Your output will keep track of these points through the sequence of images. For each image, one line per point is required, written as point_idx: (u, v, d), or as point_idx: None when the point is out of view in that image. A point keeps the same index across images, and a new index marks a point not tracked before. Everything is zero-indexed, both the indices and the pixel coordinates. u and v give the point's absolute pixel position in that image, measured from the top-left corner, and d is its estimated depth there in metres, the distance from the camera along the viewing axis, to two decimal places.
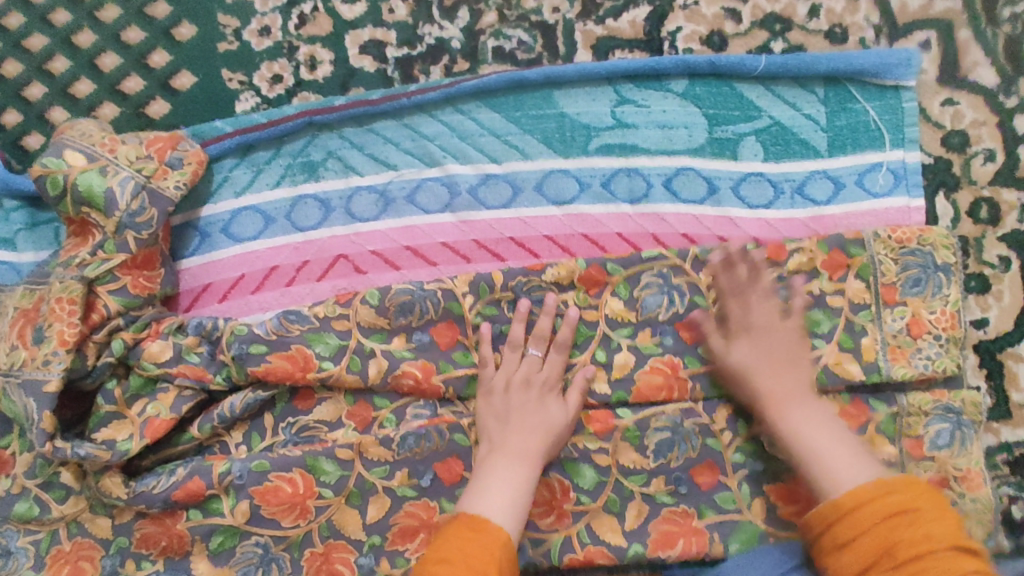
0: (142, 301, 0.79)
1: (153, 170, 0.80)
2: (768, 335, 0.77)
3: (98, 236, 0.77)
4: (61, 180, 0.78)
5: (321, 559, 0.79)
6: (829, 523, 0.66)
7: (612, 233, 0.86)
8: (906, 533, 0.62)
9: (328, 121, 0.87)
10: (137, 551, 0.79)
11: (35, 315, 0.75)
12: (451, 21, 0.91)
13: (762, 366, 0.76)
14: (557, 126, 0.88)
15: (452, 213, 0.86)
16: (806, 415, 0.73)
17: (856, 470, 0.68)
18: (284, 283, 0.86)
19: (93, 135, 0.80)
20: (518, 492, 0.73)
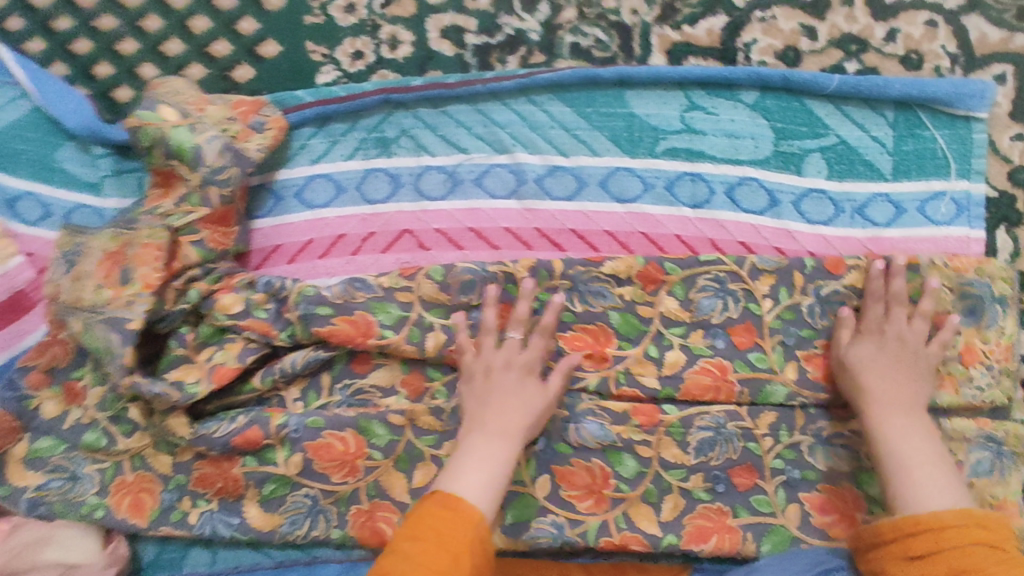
0: (217, 255, 0.83)
1: (237, 132, 0.84)
2: (888, 346, 0.80)
3: (182, 189, 0.81)
4: (153, 132, 0.80)
5: (365, 516, 0.83)
6: (909, 533, 0.69)
7: (671, 235, 0.88)
8: (988, 563, 0.66)
9: (404, 100, 0.90)
10: (194, 489, 0.84)
11: (121, 258, 0.78)
12: (530, 14, 0.92)
13: (879, 367, 0.79)
14: (626, 125, 0.90)
15: (518, 200, 0.89)
16: (909, 429, 0.76)
17: (942, 493, 0.72)
18: (350, 251, 0.89)
19: (182, 94, 0.84)
20: (501, 471, 0.76)
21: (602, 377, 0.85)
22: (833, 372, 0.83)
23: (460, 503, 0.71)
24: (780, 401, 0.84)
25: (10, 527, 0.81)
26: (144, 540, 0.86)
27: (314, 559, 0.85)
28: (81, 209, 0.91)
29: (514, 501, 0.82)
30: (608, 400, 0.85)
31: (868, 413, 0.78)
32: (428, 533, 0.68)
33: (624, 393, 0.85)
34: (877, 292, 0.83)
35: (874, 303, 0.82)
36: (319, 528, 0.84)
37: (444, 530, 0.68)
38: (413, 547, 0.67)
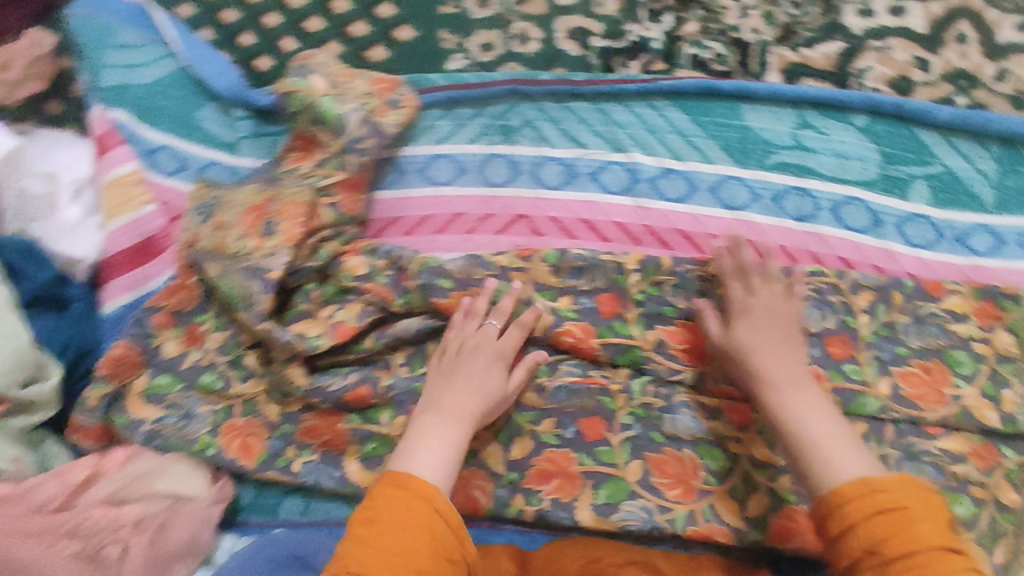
0: (348, 219, 0.87)
1: (376, 105, 0.88)
2: (761, 327, 0.82)
3: (322, 154, 0.86)
4: (303, 99, 0.86)
5: (461, 482, 0.87)
6: (821, 515, 0.67)
7: (775, 244, 0.92)
8: (898, 531, 0.63)
9: (531, 93, 0.96)
10: (300, 439, 0.88)
11: (264, 211, 0.84)
12: (655, 23, 0.97)
13: (758, 346, 0.80)
14: (739, 136, 0.94)
15: (631, 198, 0.94)
16: (804, 400, 0.75)
17: (850, 461, 0.69)
18: (466, 230, 0.93)
19: (329, 66, 0.89)
20: (447, 448, 0.75)
21: (700, 372, 0.88)
22: (728, 362, 0.83)
23: (416, 487, 0.69)
24: (873, 412, 0.85)
25: (126, 455, 0.85)
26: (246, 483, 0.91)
27: None
28: (213, 166, 0.97)
29: (607, 483, 0.85)
30: (704, 395, 0.88)
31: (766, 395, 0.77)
32: (383, 525, 0.66)
33: (720, 390, 0.88)
34: (731, 270, 0.86)
35: (733, 283, 0.86)
36: None
37: (403, 513, 0.67)
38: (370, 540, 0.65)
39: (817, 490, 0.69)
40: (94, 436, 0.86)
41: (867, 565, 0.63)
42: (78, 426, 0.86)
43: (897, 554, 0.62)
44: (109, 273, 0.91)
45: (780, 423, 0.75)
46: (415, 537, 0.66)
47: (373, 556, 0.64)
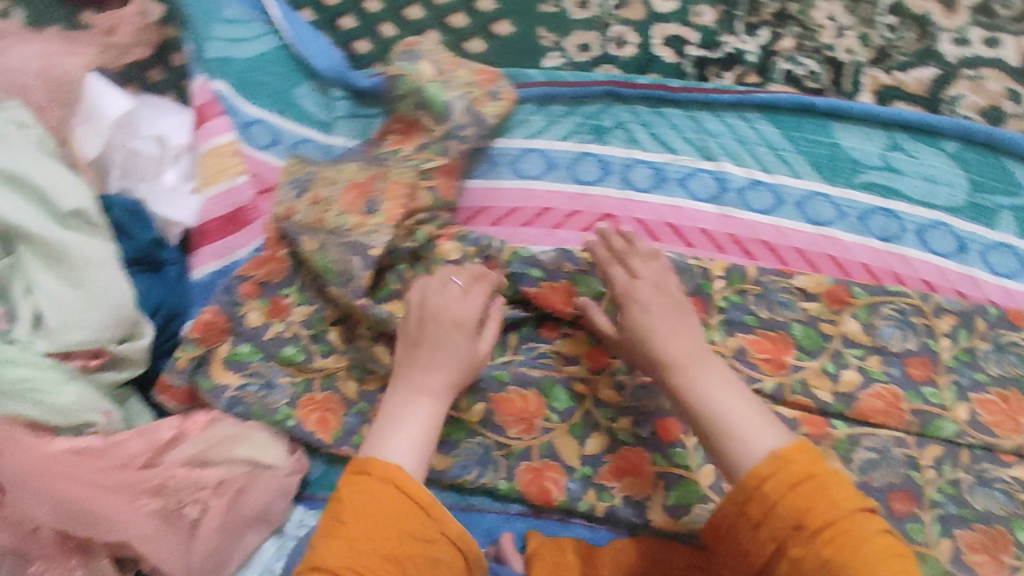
0: (444, 205, 0.88)
1: (478, 94, 0.89)
2: (655, 308, 0.81)
3: (423, 138, 0.88)
4: (411, 82, 0.88)
5: (534, 473, 0.88)
6: (738, 499, 0.67)
7: (859, 262, 0.92)
8: (814, 501, 0.63)
9: (626, 96, 0.97)
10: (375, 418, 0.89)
11: (368, 188, 0.86)
12: (751, 37, 0.98)
13: (665, 330, 0.79)
14: (829, 154, 0.95)
15: (717, 206, 0.95)
16: (714, 378, 0.75)
17: (762, 435, 0.70)
18: (553, 225, 0.95)
19: (436, 53, 0.90)
20: (424, 426, 0.74)
21: (778, 382, 0.88)
22: (621, 343, 0.83)
23: (383, 472, 0.68)
24: (948, 436, 0.86)
25: (208, 419, 0.86)
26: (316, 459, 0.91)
27: (469, 506, 0.90)
28: (307, 143, 0.99)
29: (680, 485, 0.85)
30: (781, 406, 0.88)
31: (675, 377, 0.76)
32: (350, 516, 0.66)
33: (796, 402, 0.88)
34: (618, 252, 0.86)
35: (614, 267, 0.86)
36: (487, 477, 0.88)
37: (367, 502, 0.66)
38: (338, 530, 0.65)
39: (735, 472, 0.69)
40: (181, 398, 0.88)
41: (794, 541, 0.63)
42: (168, 386, 0.87)
43: (820, 524, 0.62)
44: (201, 240, 0.92)
45: (691, 405, 0.74)
46: (386, 525, 0.65)
47: (341, 545, 0.64)
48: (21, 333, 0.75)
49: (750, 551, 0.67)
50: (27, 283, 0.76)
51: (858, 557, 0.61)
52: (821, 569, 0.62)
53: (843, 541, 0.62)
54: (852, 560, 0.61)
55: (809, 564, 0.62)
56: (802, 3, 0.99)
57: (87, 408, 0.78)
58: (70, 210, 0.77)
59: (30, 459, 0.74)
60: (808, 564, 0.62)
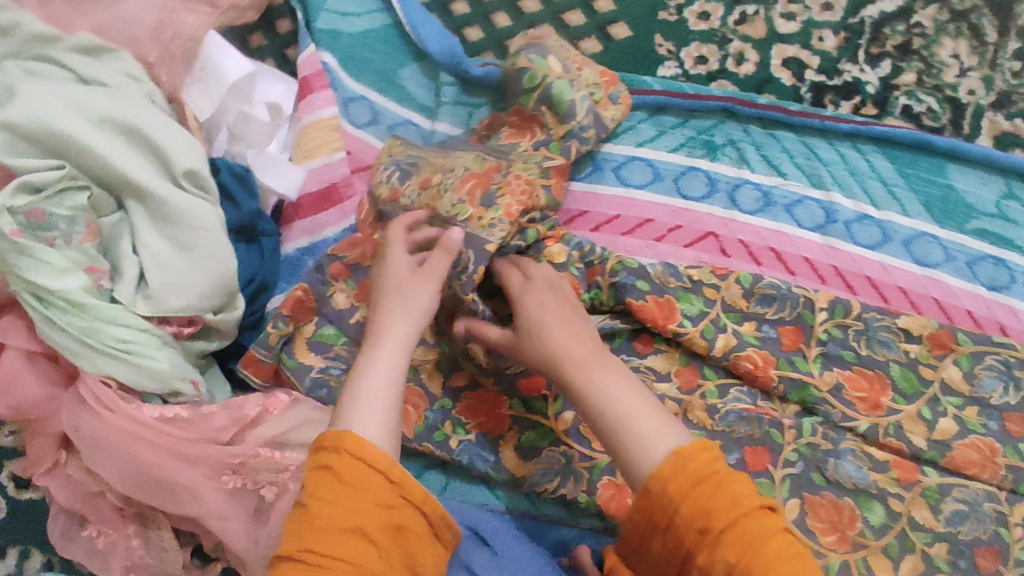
0: (557, 206, 0.87)
1: (599, 97, 0.88)
2: (551, 304, 0.72)
3: (542, 136, 0.86)
4: (539, 77, 0.85)
5: (614, 489, 0.85)
6: (640, 508, 0.58)
7: (962, 308, 0.90)
8: (716, 501, 0.56)
9: (741, 114, 0.96)
10: (458, 416, 0.89)
11: (488, 180, 0.82)
12: (872, 67, 0.96)
13: (554, 324, 0.69)
14: (942, 195, 0.93)
15: (822, 235, 0.93)
16: (606, 377, 0.65)
17: (661, 438, 0.60)
18: (654, 237, 0.93)
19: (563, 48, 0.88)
20: (392, 387, 0.66)
21: (872, 423, 0.87)
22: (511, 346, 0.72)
23: (355, 449, 0.60)
24: None
25: (290, 400, 0.81)
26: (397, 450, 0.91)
27: (541, 516, 0.88)
28: (406, 125, 0.96)
29: None
30: (871, 446, 0.87)
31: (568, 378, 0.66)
32: (323, 496, 0.58)
33: (888, 444, 0.86)
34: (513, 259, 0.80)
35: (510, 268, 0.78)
36: (567, 487, 0.86)
37: (344, 491, 0.59)
38: (307, 515, 0.58)
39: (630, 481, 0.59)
40: (266, 374, 0.85)
41: (699, 546, 0.55)
42: (255, 359, 0.84)
43: (722, 526, 0.54)
44: (295, 214, 0.92)
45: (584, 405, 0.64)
46: (365, 505, 0.59)
47: (309, 527, 0.57)
48: (122, 292, 0.72)
49: (663, 556, 0.59)
50: (133, 240, 0.74)
51: (765, 560, 0.53)
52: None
53: (745, 546, 0.54)
54: (755, 565, 0.54)
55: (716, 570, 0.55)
56: (927, 38, 0.97)
57: (178, 374, 0.75)
58: (183, 169, 0.74)
59: (114, 428, 0.74)
60: (716, 570, 0.55)
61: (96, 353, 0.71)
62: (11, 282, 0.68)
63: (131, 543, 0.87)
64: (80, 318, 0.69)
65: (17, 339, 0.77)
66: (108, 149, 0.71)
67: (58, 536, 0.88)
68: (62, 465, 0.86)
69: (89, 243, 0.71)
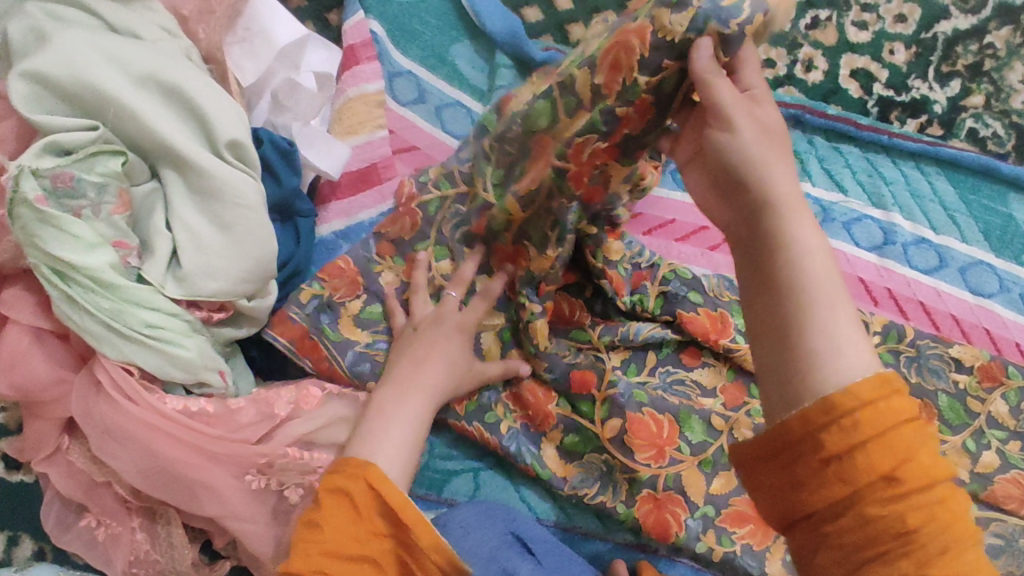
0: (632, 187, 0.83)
1: None
2: (767, 127, 0.54)
3: None
4: None
5: (651, 503, 0.82)
6: (817, 418, 0.44)
7: (1012, 340, 0.89)
8: (906, 450, 0.43)
9: (807, 124, 0.94)
10: (506, 401, 0.85)
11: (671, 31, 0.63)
12: (941, 86, 0.95)
13: (765, 153, 0.53)
14: (1002, 224, 0.92)
15: (878, 256, 0.91)
16: (813, 237, 0.49)
17: (859, 350, 0.46)
18: (708, 245, 0.92)
19: None
20: (409, 429, 0.68)
21: None
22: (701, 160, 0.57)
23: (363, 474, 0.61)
24: None
25: (325, 395, 0.75)
26: (440, 435, 0.87)
27: (573, 528, 0.84)
28: (455, 106, 0.91)
29: None
30: None
31: (768, 219, 0.51)
32: (331, 515, 0.59)
33: None
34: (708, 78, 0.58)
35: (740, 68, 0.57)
36: (606, 494, 0.83)
37: (350, 519, 0.59)
38: (314, 533, 0.58)
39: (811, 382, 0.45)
40: (297, 338, 0.77)
41: (875, 495, 0.43)
42: (282, 322, 0.77)
43: (916, 481, 0.43)
44: (331, 194, 0.85)
45: (774, 257, 0.49)
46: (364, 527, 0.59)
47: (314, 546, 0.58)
48: (153, 271, 0.65)
49: (786, 493, 0.47)
50: (167, 215, 0.67)
51: (946, 541, 0.42)
52: (896, 538, 0.42)
53: (930, 517, 0.42)
54: (937, 542, 0.42)
55: (881, 528, 0.43)
56: (999, 61, 0.95)
57: (207, 364, 0.69)
58: (227, 140, 0.67)
59: (134, 420, 0.67)
60: (883, 529, 0.43)
61: (121, 339, 0.64)
62: (27, 254, 0.60)
63: (135, 537, 0.80)
64: (107, 298, 0.63)
65: (26, 314, 0.70)
66: (149, 111, 0.64)
67: (52, 526, 0.81)
68: (64, 450, 0.79)
69: (119, 216, 0.64)
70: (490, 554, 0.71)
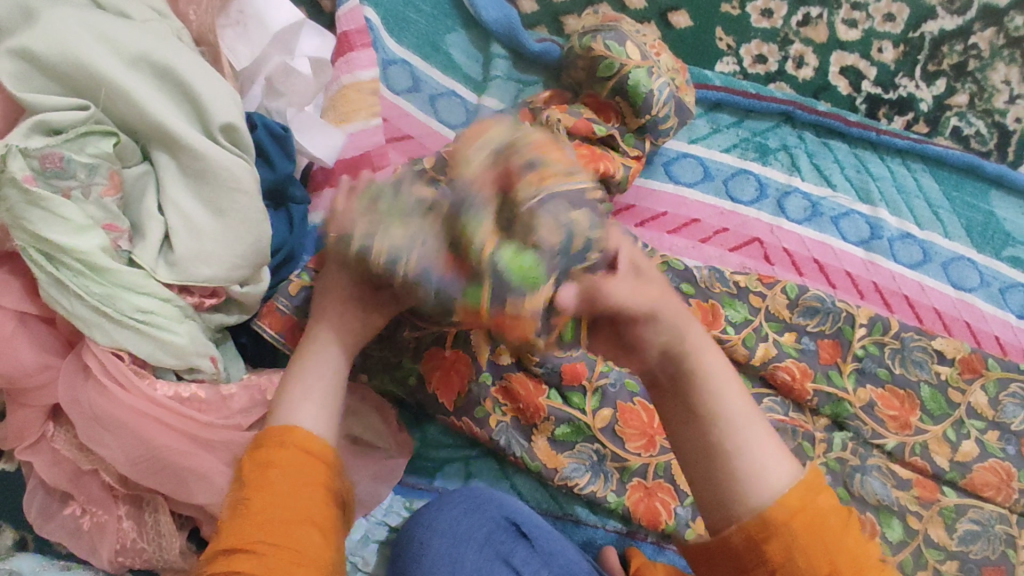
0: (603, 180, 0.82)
1: (679, 83, 0.86)
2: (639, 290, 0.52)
3: (616, 126, 0.84)
4: (615, 66, 0.81)
5: (641, 492, 0.84)
6: (751, 542, 0.49)
7: (991, 333, 0.91)
8: (838, 541, 0.49)
9: (799, 119, 0.95)
10: (496, 395, 0.84)
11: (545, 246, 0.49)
12: (927, 85, 0.97)
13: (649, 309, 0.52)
14: (983, 221, 0.94)
15: (865, 251, 0.93)
16: (712, 383, 0.52)
17: (776, 466, 0.51)
18: (700, 238, 0.91)
19: (644, 36, 0.84)
20: (335, 373, 0.61)
21: (900, 441, 0.87)
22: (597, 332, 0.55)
23: (291, 438, 0.54)
24: None
25: None
26: (429, 426, 0.88)
27: (565, 516, 0.86)
28: (450, 96, 0.91)
29: None
30: (895, 464, 0.87)
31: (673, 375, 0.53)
32: (263, 489, 0.51)
33: (912, 463, 0.86)
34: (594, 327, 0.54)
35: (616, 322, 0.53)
36: (596, 484, 0.84)
37: (288, 479, 0.52)
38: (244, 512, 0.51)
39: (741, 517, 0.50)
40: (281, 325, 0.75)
41: None
42: (274, 309, 0.75)
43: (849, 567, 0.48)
44: (325, 181, 0.85)
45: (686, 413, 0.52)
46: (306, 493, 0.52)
47: (249, 514, 0.51)
48: (144, 255, 0.64)
49: None
50: (158, 198, 0.66)
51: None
52: None
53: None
54: None
55: None
56: (983, 61, 0.97)
57: (199, 350, 0.68)
58: (220, 124, 0.66)
59: (123, 407, 0.66)
60: None
61: (111, 324, 0.63)
62: (14, 237, 0.59)
63: (122, 525, 0.79)
64: (98, 282, 0.62)
65: (11, 298, 0.68)
66: (142, 93, 0.63)
67: (35, 515, 0.80)
68: (48, 438, 0.77)
69: (110, 198, 0.63)
70: (484, 538, 0.72)
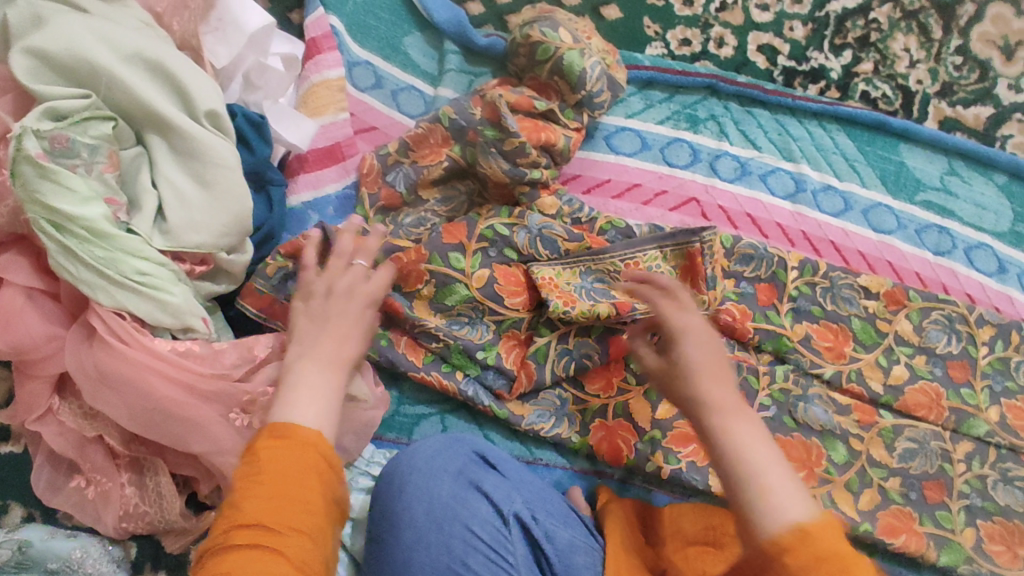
0: (547, 146, 0.93)
1: (610, 62, 0.97)
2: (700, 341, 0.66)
3: (557, 103, 0.95)
4: (551, 50, 0.92)
5: (603, 431, 0.91)
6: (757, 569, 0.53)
7: (912, 270, 1.01)
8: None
9: (723, 91, 1.07)
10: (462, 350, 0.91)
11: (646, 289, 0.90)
12: (836, 56, 1.09)
13: (696, 355, 0.64)
14: (896, 170, 1.05)
15: (792, 204, 1.03)
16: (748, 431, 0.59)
17: (793, 504, 0.54)
18: (642, 201, 1.01)
19: (576, 24, 0.96)
20: (333, 394, 0.66)
21: (837, 370, 0.95)
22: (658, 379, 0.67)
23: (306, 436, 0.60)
24: (979, 434, 0.92)
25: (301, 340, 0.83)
26: (402, 386, 0.95)
27: (536, 460, 0.92)
28: (410, 90, 1.02)
29: None
30: (835, 391, 0.94)
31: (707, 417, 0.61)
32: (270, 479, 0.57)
33: (850, 389, 0.94)
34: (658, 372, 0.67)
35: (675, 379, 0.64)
36: (562, 427, 0.92)
37: (288, 476, 0.57)
38: (255, 489, 0.57)
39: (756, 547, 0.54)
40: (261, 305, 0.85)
41: None
42: (255, 291, 0.84)
43: None
44: (299, 168, 0.95)
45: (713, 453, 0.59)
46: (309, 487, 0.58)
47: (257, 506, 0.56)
48: (140, 224, 0.73)
49: None
50: (153, 176, 0.76)
51: None
52: None
53: None
54: None
55: None
56: (883, 32, 1.09)
57: (192, 311, 0.77)
58: (204, 110, 0.76)
59: (125, 361, 0.73)
60: None
61: (113, 287, 0.72)
62: (27, 210, 0.68)
63: (125, 492, 0.85)
64: (100, 247, 0.70)
65: (20, 275, 0.77)
66: (136, 84, 0.73)
67: (43, 487, 0.86)
68: (54, 411, 0.84)
69: (109, 174, 0.73)
70: (458, 470, 0.80)
